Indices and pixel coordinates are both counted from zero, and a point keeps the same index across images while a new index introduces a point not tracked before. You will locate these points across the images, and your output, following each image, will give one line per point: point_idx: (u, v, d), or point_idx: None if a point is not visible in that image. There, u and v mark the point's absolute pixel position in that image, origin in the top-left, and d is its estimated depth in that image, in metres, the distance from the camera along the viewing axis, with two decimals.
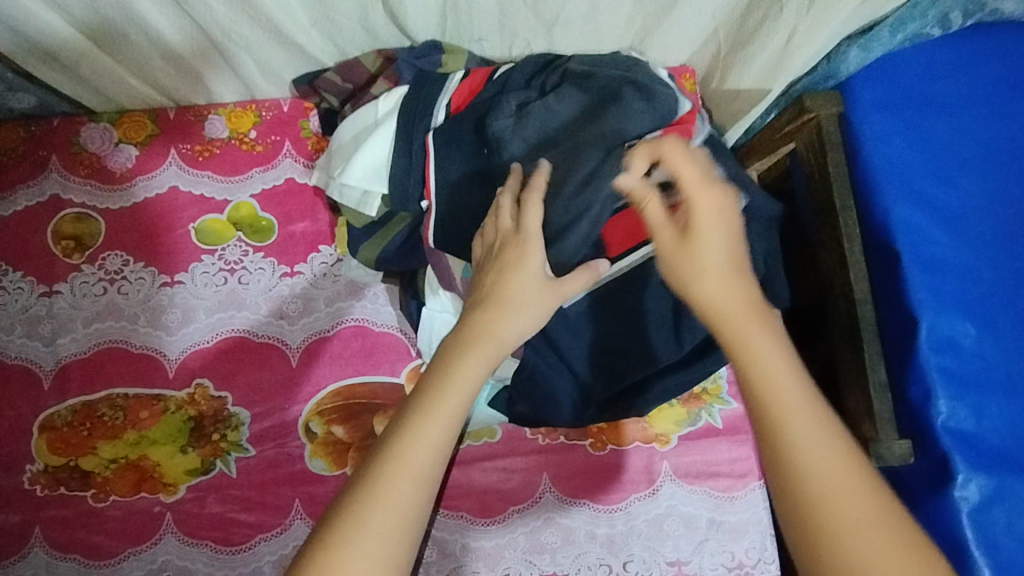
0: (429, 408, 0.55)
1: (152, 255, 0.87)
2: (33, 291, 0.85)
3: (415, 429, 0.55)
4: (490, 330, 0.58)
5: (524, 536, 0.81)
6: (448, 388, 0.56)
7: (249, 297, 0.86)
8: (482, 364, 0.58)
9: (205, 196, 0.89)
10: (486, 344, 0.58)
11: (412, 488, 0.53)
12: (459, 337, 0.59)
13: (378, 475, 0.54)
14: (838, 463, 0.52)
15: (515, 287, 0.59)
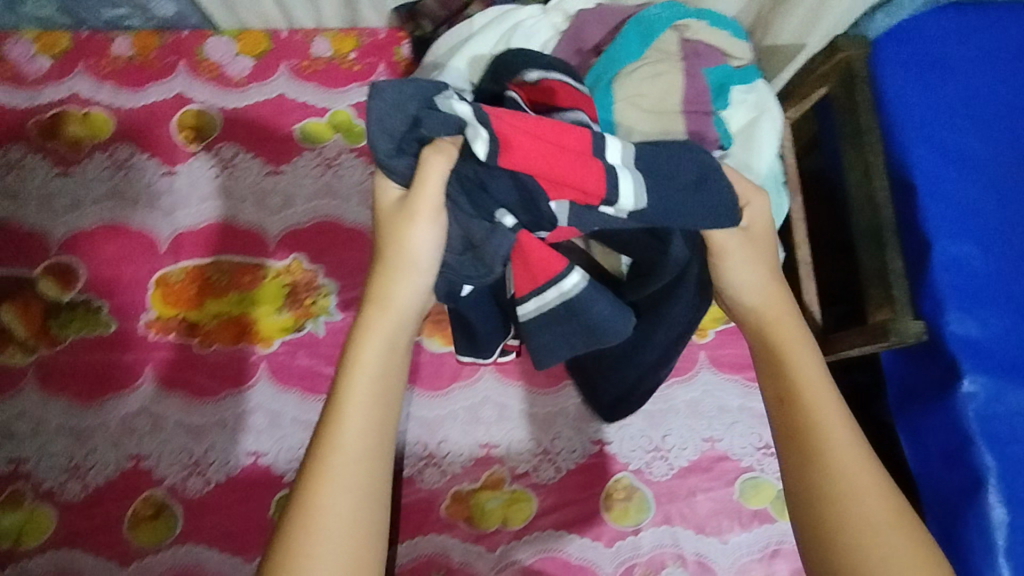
0: (350, 393, 0.57)
1: (261, 147, 0.99)
2: (157, 171, 0.97)
3: (341, 421, 0.56)
4: (392, 299, 0.61)
5: (574, 405, 0.91)
6: (357, 369, 0.58)
7: (342, 189, 0.98)
8: (386, 339, 0.60)
9: (309, 103, 1.01)
10: (391, 316, 0.61)
11: (350, 487, 0.54)
12: (366, 316, 0.61)
13: (318, 476, 0.54)
14: (844, 443, 0.58)
15: (389, 247, 0.59)
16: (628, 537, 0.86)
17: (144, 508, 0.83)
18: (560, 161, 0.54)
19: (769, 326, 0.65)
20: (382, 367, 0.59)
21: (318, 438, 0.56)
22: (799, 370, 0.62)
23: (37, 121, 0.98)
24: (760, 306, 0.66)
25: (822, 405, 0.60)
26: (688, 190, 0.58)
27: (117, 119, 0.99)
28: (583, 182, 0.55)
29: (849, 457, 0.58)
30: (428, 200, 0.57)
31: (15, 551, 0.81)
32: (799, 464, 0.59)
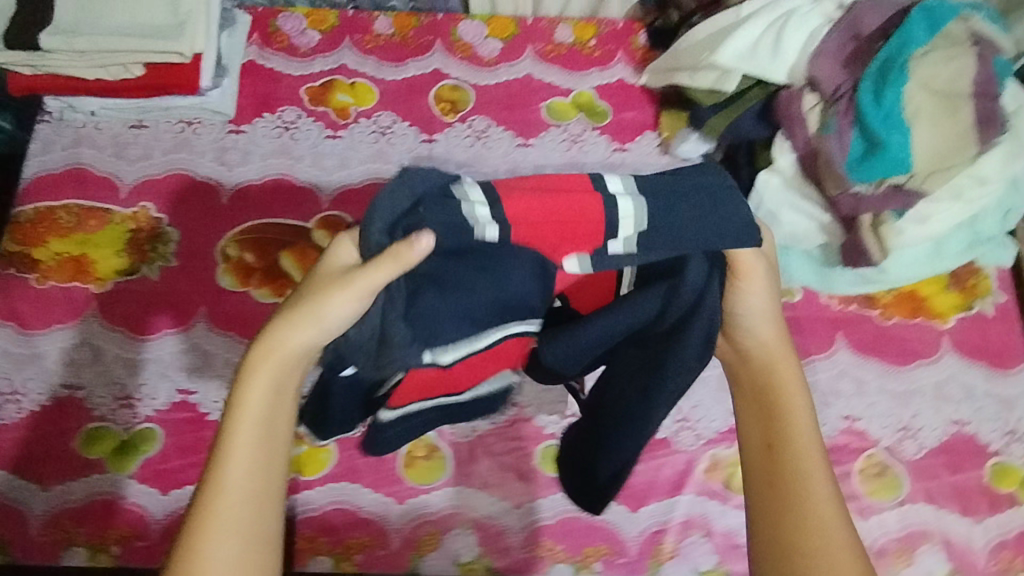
0: (233, 436, 0.53)
1: (511, 120, 1.04)
2: (416, 137, 1.03)
3: (230, 461, 0.52)
4: (289, 342, 0.55)
5: (822, 381, 0.93)
6: (256, 412, 0.54)
7: (588, 163, 1.03)
8: (267, 382, 0.55)
9: (554, 84, 1.07)
10: (274, 362, 0.55)
11: (241, 540, 0.51)
12: (254, 352, 0.55)
13: (201, 520, 0.51)
14: (825, 496, 0.57)
15: (342, 304, 0.54)
16: (881, 511, 0.88)
17: (419, 449, 0.88)
18: (548, 225, 0.54)
19: (774, 368, 0.62)
20: (267, 420, 0.54)
21: (206, 485, 0.52)
22: (798, 428, 0.59)
23: (307, 86, 1.04)
24: (754, 346, 0.63)
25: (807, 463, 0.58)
26: (710, 214, 0.54)
27: (378, 89, 1.05)
28: (578, 246, 0.56)
29: (814, 504, 0.57)
30: (371, 282, 0.53)
31: (299, 481, 0.85)
32: (786, 533, 0.57)
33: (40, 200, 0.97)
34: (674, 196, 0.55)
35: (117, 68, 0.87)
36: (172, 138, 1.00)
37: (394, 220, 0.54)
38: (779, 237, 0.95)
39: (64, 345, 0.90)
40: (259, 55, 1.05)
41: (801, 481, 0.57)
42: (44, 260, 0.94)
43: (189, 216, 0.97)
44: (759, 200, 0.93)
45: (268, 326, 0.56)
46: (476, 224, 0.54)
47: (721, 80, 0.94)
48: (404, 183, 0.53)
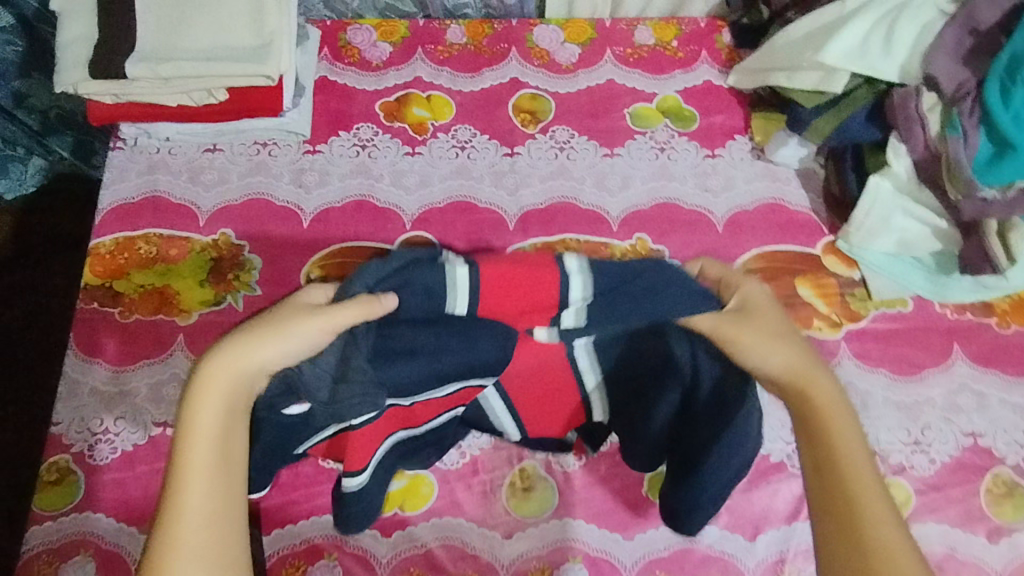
0: (192, 450, 0.58)
1: (595, 128, 1.00)
2: (497, 151, 0.99)
3: (189, 475, 0.58)
4: (234, 359, 0.62)
5: (942, 396, 0.88)
6: (209, 425, 0.60)
7: (678, 171, 0.98)
8: (218, 399, 0.61)
9: (636, 88, 1.02)
10: (223, 380, 0.61)
11: (212, 556, 0.56)
12: (201, 370, 0.61)
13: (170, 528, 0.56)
14: (895, 534, 0.56)
15: (297, 335, 0.63)
16: (1013, 534, 0.83)
17: (520, 479, 0.84)
18: (507, 299, 0.66)
19: (802, 390, 0.63)
20: (217, 449, 0.59)
21: (167, 496, 0.57)
22: (846, 453, 0.60)
23: (381, 102, 1.01)
24: (791, 372, 0.64)
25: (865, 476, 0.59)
26: (648, 295, 0.65)
27: (455, 102, 1.01)
28: (532, 319, 0.67)
29: (869, 512, 0.57)
30: (341, 322, 0.63)
31: (400, 516, 0.82)
32: (884, 561, 0.55)
33: (118, 230, 0.94)
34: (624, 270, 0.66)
35: (199, 93, 0.84)
36: (247, 161, 0.97)
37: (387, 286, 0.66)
38: (889, 243, 0.90)
39: (154, 380, 0.88)
40: (330, 70, 1.02)
41: (865, 502, 0.57)
42: (126, 292, 0.91)
43: (271, 242, 0.94)
44: (870, 206, 0.88)
45: (211, 359, 0.62)
46: (454, 285, 0.66)
47: (825, 80, 0.88)
48: (408, 253, 0.68)
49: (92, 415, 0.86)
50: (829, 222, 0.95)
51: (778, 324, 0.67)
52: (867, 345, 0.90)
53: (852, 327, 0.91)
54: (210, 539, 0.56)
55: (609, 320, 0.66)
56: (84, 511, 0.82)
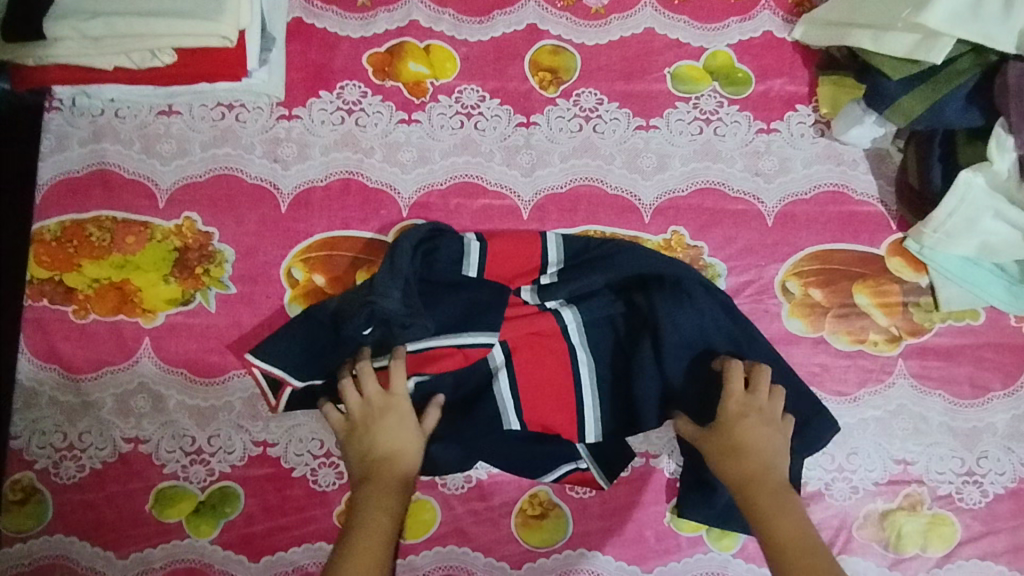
0: (388, 491, 0.65)
1: (628, 93, 0.83)
2: (510, 121, 0.83)
3: (374, 510, 0.63)
4: (411, 412, 0.70)
5: (1004, 422, 0.78)
6: (404, 469, 0.67)
7: (725, 150, 0.82)
8: (411, 456, 0.68)
9: (681, 41, 0.84)
10: (409, 436, 0.69)
11: None
12: (389, 421, 0.69)
13: (352, 554, 0.61)
14: None
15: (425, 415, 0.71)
16: None
17: (532, 506, 0.77)
18: (502, 258, 0.75)
19: (760, 479, 0.64)
20: (383, 552, 0.61)
21: (351, 526, 0.63)
22: (787, 541, 0.61)
23: (370, 53, 0.83)
24: (751, 462, 0.65)
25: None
26: (616, 256, 0.74)
27: (460, 55, 0.83)
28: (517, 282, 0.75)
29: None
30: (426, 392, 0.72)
31: (400, 545, 0.75)
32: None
33: (63, 212, 0.80)
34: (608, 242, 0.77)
35: (141, 54, 0.68)
36: (211, 127, 0.82)
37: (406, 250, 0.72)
38: (970, 247, 0.76)
39: (120, 390, 0.78)
40: (307, 10, 0.84)
41: None
42: (79, 288, 0.79)
43: (243, 230, 0.80)
44: (956, 205, 0.74)
45: (403, 401, 0.70)
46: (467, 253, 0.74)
47: (922, 46, 0.71)
48: (434, 224, 0.75)
49: (54, 429, 0.77)
50: (898, 216, 0.80)
51: (756, 429, 0.66)
52: (927, 362, 0.78)
53: (911, 341, 0.79)
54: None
55: (589, 287, 0.74)
56: (56, 533, 0.75)
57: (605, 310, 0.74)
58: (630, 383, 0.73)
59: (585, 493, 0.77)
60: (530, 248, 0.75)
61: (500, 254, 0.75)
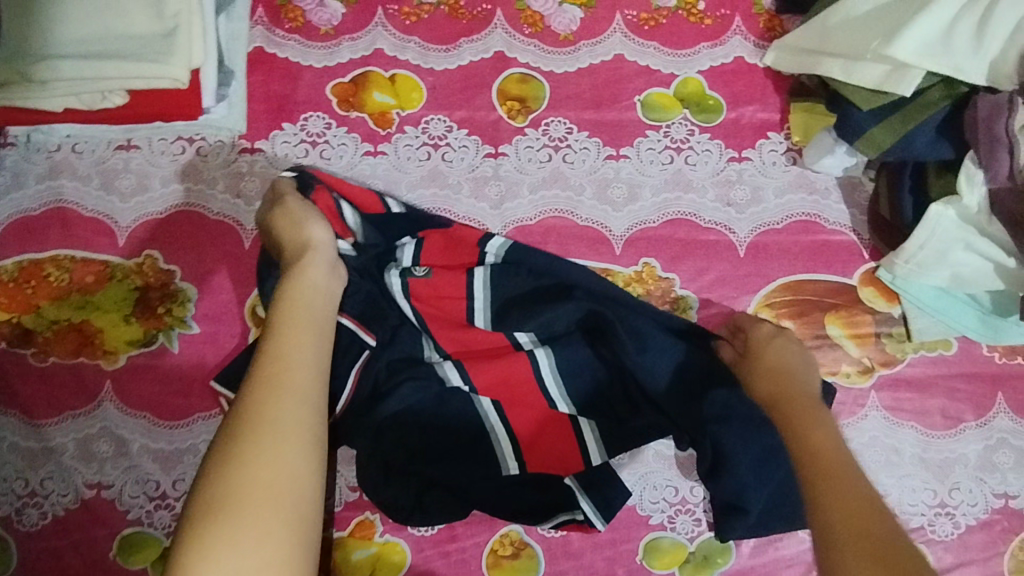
0: (290, 315, 0.61)
1: (598, 121, 0.82)
2: (478, 151, 0.81)
3: (284, 336, 0.60)
4: (314, 237, 0.67)
5: (976, 453, 0.77)
6: (300, 293, 0.63)
7: (696, 179, 0.81)
8: (317, 273, 0.65)
9: (651, 67, 0.82)
10: (309, 259, 0.66)
11: (298, 418, 0.55)
12: (296, 253, 0.66)
13: (267, 372, 0.57)
14: (866, 498, 0.58)
15: (318, 229, 0.67)
16: None
17: (503, 546, 0.76)
18: (447, 247, 0.73)
19: (787, 396, 0.69)
20: (315, 319, 0.62)
21: (264, 354, 0.58)
22: (822, 443, 0.64)
23: (333, 83, 0.81)
24: (783, 380, 0.71)
25: (846, 469, 0.61)
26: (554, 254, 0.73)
27: (426, 84, 0.82)
28: (457, 279, 0.73)
29: (850, 518, 0.57)
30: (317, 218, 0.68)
31: None
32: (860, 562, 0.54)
33: (20, 252, 0.78)
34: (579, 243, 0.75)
35: (92, 95, 0.65)
36: (171, 162, 0.80)
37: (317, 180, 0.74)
38: (941, 278, 0.75)
39: (82, 434, 0.76)
40: (268, 39, 0.82)
41: (836, 481, 0.60)
42: (38, 330, 0.77)
43: (206, 268, 0.79)
44: (926, 238, 0.73)
45: (305, 223, 0.68)
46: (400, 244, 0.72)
47: (892, 77, 0.70)
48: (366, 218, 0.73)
49: (15, 476, 0.75)
50: (871, 246, 0.80)
51: (783, 350, 0.73)
52: (899, 394, 0.78)
53: (884, 372, 0.78)
54: (294, 418, 0.55)
55: (551, 321, 0.72)
56: None
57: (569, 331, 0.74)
58: (606, 409, 0.74)
59: (598, 524, 0.74)
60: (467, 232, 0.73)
61: (442, 245, 0.73)
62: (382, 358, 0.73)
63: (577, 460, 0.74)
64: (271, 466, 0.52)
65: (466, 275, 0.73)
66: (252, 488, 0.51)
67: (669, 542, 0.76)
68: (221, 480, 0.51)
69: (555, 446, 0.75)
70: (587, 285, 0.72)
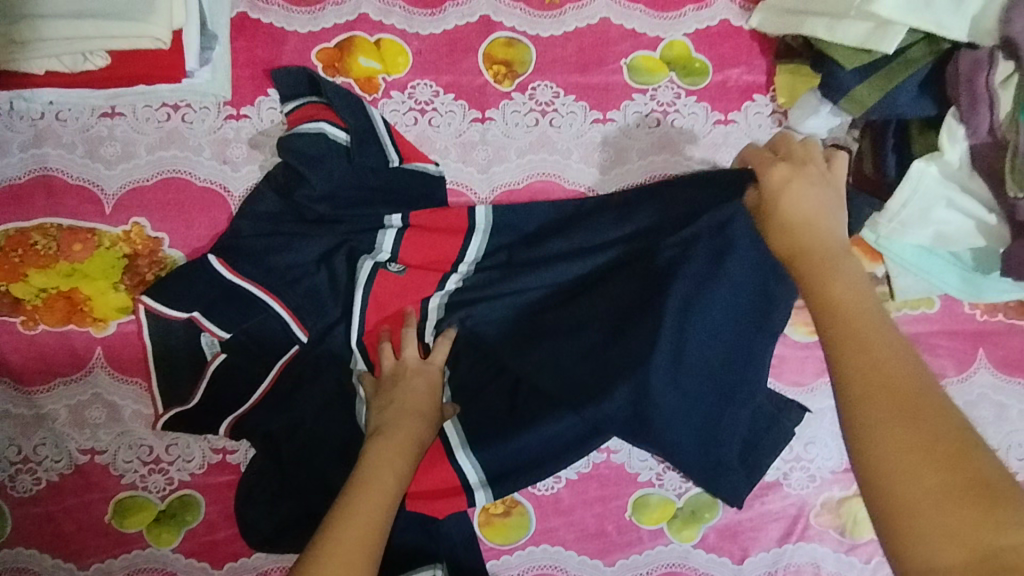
0: (402, 422, 0.67)
1: (585, 85, 0.82)
2: (465, 116, 0.81)
3: (383, 447, 0.64)
4: (418, 400, 0.69)
5: (956, 408, 0.79)
6: (412, 413, 0.68)
7: (683, 142, 0.81)
8: (437, 397, 0.71)
9: (637, 30, 0.82)
10: (422, 386, 0.70)
11: (375, 520, 0.58)
12: (401, 382, 0.70)
13: (374, 453, 0.64)
14: (892, 347, 0.47)
15: (428, 392, 0.70)
16: None
17: (495, 505, 0.77)
18: (427, 244, 0.75)
19: (807, 251, 0.56)
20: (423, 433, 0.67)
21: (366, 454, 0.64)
22: (837, 291, 0.52)
23: (318, 48, 0.81)
24: (801, 228, 0.58)
25: (876, 329, 0.48)
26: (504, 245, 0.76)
27: (412, 49, 0.81)
28: (429, 282, 0.75)
29: (874, 369, 0.46)
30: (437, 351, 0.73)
31: None
32: (879, 406, 0.45)
33: (6, 220, 0.78)
34: (531, 256, 0.75)
35: (73, 57, 0.65)
36: (156, 129, 0.80)
37: (377, 128, 0.75)
38: (925, 237, 0.76)
39: (73, 401, 0.76)
40: (251, 4, 0.81)
41: (832, 288, 0.52)
42: (26, 298, 0.77)
43: (194, 235, 0.79)
44: (909, 195, 0.73)
45: (419, 383, 0.70)
46: (386, 230, 0.74)
47: (875, 35, 0.70)
48: (360, 193, 0.75)
49: (8, 443, 0.75)
50: None
51: (797, 196, 0.60)
52: None
53: None
54: (406, 450, 0.65)
55: (490, 312, 0.74)
56: (17, 546, 0.74)
57: (499, 332, 0.74)
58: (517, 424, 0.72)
59: (583, 469, 0.78)
60: (437, 235, 0.75)
61: (430, 243, 0.75)
62: (311, 354, 0.74)
63: (463, 499, 0.72)
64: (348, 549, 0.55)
65: (438, 282, 0.75)
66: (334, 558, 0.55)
67: (658, 499, 0.77)
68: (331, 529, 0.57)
69: (440, 487, 0.72)
70: (514, 310, 0.74)
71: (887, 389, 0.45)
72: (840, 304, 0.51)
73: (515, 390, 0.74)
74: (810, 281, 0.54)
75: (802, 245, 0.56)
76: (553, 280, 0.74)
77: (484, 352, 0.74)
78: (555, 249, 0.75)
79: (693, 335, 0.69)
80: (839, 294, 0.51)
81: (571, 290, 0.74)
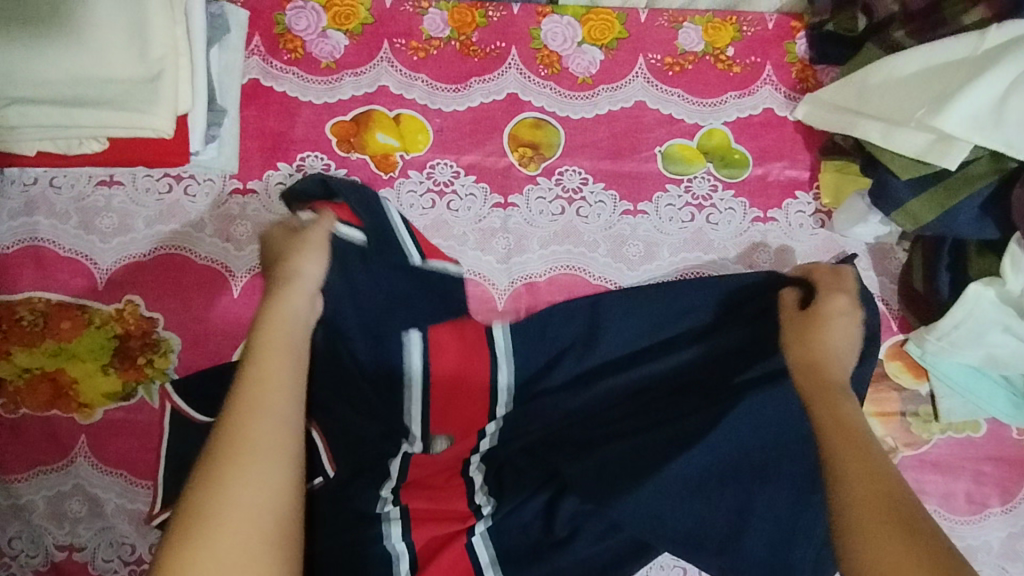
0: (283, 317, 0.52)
1: (615, 173, 0.77)
2: (486, 201, 0.76)
3: (265, 359, 0.49)
4: (296, 271, 0.56)
5: (1000, 541, 0.73)
6: (294, 305, 0.54)
7: (717, 239, 0.76)
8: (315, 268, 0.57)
9: (674, 117, 0.77)
10: (289, 258, 0.57)
11: (281, 459, 0.44)
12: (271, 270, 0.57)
13: (256, 367, 0.48)
14: (890, 473, 0.49)
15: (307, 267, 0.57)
16: None
17: None
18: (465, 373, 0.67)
19: (824, 376, 0.58)
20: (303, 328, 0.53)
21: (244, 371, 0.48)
22: (847, 419, 0.53)
23: (333, 121, 0.75)
24: (824, 357, 0.60)
25: (879, 462, 0.49)
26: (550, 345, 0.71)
27: (434, 126, 0.76)
28: (466, 419, 0.67)
29: (873, 494, 0.47)
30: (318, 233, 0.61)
31: None
32: (882, 534, 0.44)
33: None
34: (587, 361, 0.70)
35: (69, 141, 0.63)
36: (156, 201, 0.75)
37: (396, 228, 0.68)
38: (974, 357, 0.70)
39: (52, 492, 0.71)
40: (264, 71, 0.76)
41: (832, 410, 0.54)
42: (8, 379, 0.72)
43: (191, 316, 0.74)
44: (963, 317, 0.68)
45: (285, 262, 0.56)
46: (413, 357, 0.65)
47: (936, 148, 0.64)
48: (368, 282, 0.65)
49: None
50: (900, 317, 0.75)
51: (839, 326, 0.62)
52: (924, 477, 0.74)
53: (907, 454, 0.74)
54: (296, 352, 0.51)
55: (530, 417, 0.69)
56: None
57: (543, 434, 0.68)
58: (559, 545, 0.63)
59: None
60: (473, 358, 0.67)
61: (467, 367, 0.67)
62: None
63: None
64: (248, 511, 0.42)
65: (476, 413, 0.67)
66: (235, 522, 0.41)
67: None
68: (196, 514, 0.41)
69: None
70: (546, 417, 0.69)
71: (886, 513, 0.45)
72: (840, 428, 0.53)
73: (558, 505, 0.65)
74: (819, 393, 0.56)
75: (825, 369, 0.58)
76: (609, 386, 0.69)
77: (534, 460, 0.67)
78: (612, 350, 0.71)
79: (741, 438, 0.64)
80: (843, 416, 0.54)
81: (625, 396, 0.69)
